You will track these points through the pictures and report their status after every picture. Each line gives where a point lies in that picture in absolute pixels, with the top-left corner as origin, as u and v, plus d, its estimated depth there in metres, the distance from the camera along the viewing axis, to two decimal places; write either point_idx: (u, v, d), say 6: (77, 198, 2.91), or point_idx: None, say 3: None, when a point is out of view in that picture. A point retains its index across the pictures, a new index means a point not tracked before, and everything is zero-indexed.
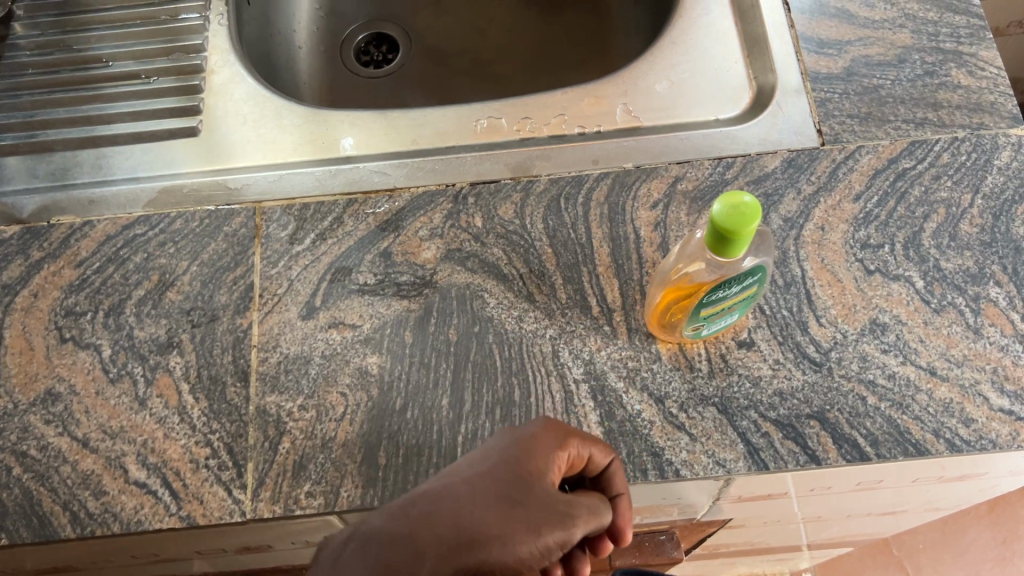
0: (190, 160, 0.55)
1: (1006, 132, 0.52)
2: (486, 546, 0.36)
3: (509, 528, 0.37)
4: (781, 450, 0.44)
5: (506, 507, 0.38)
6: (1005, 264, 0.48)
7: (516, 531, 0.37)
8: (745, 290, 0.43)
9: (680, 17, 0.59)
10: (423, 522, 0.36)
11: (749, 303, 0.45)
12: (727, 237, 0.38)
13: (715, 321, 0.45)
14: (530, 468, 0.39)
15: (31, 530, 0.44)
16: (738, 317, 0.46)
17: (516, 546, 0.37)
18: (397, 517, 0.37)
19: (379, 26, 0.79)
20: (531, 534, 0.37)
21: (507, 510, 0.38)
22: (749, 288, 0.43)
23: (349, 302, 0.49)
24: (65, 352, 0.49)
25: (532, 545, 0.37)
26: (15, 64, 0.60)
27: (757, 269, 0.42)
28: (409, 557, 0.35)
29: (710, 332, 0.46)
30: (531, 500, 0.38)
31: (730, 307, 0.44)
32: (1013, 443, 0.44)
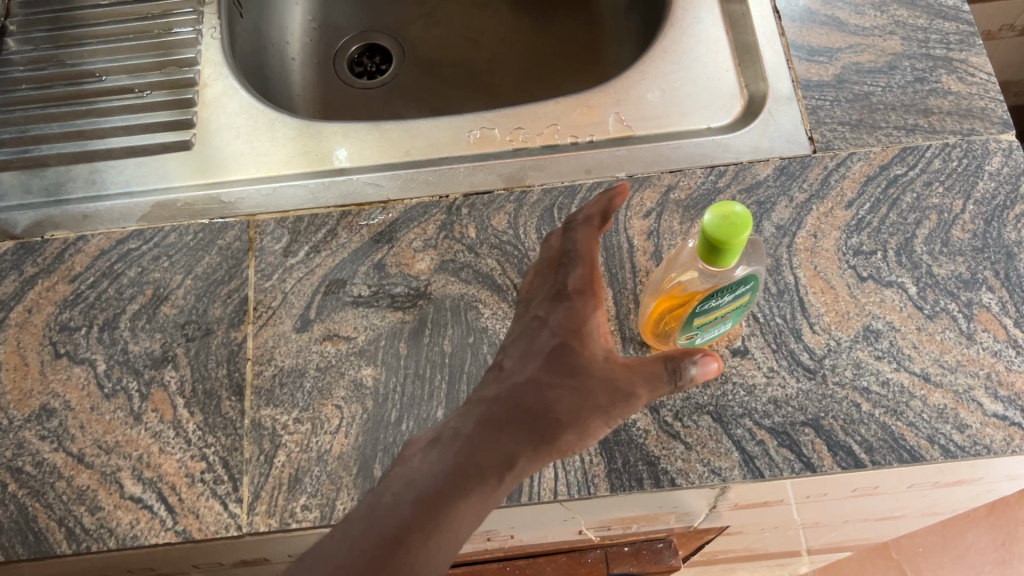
0: (183, 174, 0.55)
1: (997, 138, 0.52)
2: (565, 429, 0.38)
3: (582, 403, 0.39)
4: (776, 458, 0.44)
5: (575, 384, 0.39)
6: (997, 270, 0.48)
7: (588, 409, 0.39)
8: (738, 299, 0.43)
9: (672, 27, 0.59)
10: (501, 420, 0.38)
11: (743, 311, 0.45)
12: (718, 248, 0.38)
13: (709, 330, 0.45)
14: (580, 343, 0.41)
15: (27, 547, 0.44)
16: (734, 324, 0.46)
17: (591, 425, 0.39)
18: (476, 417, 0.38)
19: (372, 37, 0.79)
20: (606, 402, 0.39)
21: (579, 385, 0.39)
22: (743, 297, 0.43)
23: (343, 314, 0.49)
24: (60, 367, 0.49)
25: (607, 410, 0.39)
26: (8, 80, 0.60)
27: (749, 279, 0.43)
28: (497, 445, 0.37)
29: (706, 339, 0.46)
30: (589, 371, 0.40)
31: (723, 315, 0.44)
32: (1008, 449, 0.44)
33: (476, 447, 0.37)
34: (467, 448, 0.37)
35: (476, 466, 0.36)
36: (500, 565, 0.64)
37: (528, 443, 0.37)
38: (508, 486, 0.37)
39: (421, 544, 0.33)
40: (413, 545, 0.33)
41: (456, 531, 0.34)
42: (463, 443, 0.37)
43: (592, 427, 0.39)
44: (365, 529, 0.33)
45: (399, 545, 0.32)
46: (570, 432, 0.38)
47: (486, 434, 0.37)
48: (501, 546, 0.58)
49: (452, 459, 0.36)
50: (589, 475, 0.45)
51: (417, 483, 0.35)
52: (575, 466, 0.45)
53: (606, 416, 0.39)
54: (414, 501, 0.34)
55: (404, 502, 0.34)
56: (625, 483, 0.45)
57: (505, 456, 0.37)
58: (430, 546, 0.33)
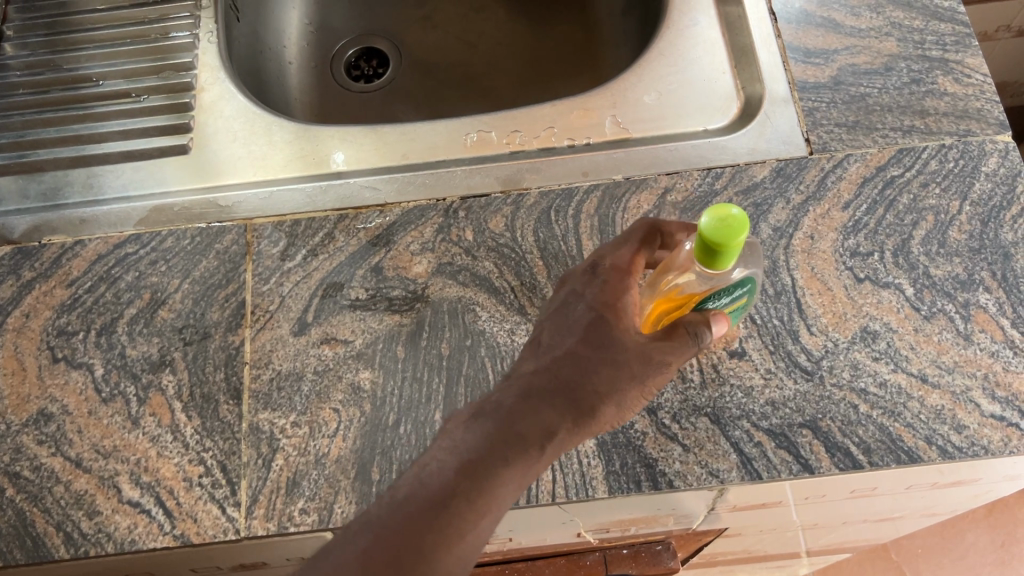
0: (180, 178, 0.56)
1: (993, 138, 0.52)
2: (602, 401, 0.40)
3: (618, 375, 0.40)
4: (774, 460, 0.44)
5: (611, 354, 0.41)
6: (994, 270, 0.48)
7: (624, 382, 0.40)
8: (735, 301, 0.44)
9: (668, 29, 0.60)
10: (541, 390, 0.40)
11: (739, 313, 0.46)
12: (717, 252, 0.38)
13: None
14: (616, 317, 0.42)
15: (25, 552, 0.44)
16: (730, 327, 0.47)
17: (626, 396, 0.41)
18: (518, 386, 0.40)
19: (369, 41, 0.79)
20: (639, 372, 0.41)
21: (615, 358, 0.41)
22: (740, 298, 0.44)
23: (341, 317, 0.49)
24: (57, 371, 0.49)
25: (638, 382, 0.41)
26: (6, 85, 0.60)
27: (745, 281, 0.43)
28: (537, 417, 0.39)
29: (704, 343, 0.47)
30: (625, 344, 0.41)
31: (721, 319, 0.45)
32: (1006, 449, 0.44)
33: (520, 419, 0.39)
34: (509, 418, 0.39)
35: (518, 437, 0.38)
36: (498, 568, 0.64)
37: (568, 413, 0.39)
38: (549, 455, 0.39)
39: (465, 514, 0.36)
40: (458, 513, 0.36)
41: (500, 497, 0.37)
42: (505, 413, 0.39)
43: (625, 396, 0.41)
44: (414, 497, 0.36)
45: (444, 516, 0.36)
46: (605, 402, 0.40)
47: (527, 407, 0.39)
48: (500, 548, 0.58)
49: (495, 428, 0.38)
50: (587, 477, 0.45)
51: (463, 452, 0.38)
52: (573, 468, 0.45)
53: (637, 386, 0.41)
54: (460, 470, 0.37)
55: (450, 471, 0.37)
56: (623, 485, 0.45)
57: (546, 426, 0.39)
58: (474, 515, 0.36)
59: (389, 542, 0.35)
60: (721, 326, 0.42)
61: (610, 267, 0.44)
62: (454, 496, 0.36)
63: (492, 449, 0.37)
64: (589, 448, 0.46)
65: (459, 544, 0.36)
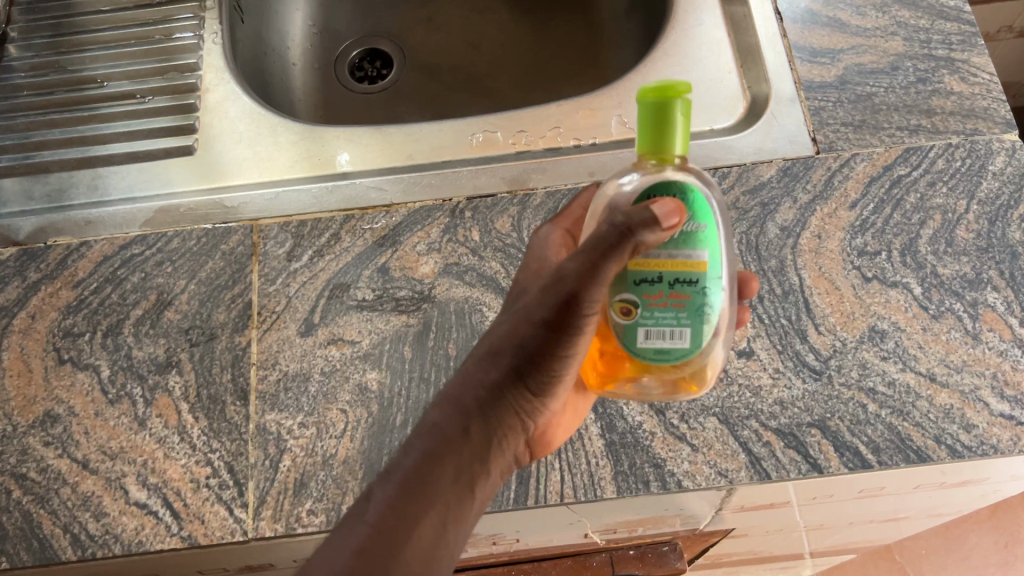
0: (186, 179, 0.55)
1: (1000, 137, 0.52)
2: (525, 361, 0.39)
3: (530, 327, 0.39)
4: (782, 459, 0.44)
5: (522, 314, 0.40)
6: (1002, 269, 0.48)
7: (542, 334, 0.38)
8: (688, 252, 0.38)
9: (673, 29, 0.60)
10: (466, 382, 0.40)
11: (700, 309, 0.39)
12: (659, 113, 0.38)
13: (657, 309, 0.39)
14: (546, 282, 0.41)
15: (31, 553, 0.44)
16: (693, 332, 0.39)
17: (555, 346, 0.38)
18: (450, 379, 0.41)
19: (373, 42, 0.79)
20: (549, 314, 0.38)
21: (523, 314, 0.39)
22: (695, 254, 0.39)
23: (347, 318, 0.49)
24: (63, 373, 0.49)
25: (556, 325, 0.38)
26: (10, 86, 0.60)
27: (700, 218, 0.39)
28: (458, 411, 0.39)
29: (655, 344, 0.39)
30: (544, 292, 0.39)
31: (669, 287, 0.39)
32: (1015, 448, 0.44)
33: (442, 416, 0.39)
34: (438, 410, 0.39)
35: (447, 425, 0.39)
36: (504, 570, 0.63)
37: (490, 386, 0.39)
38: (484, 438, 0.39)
39: (410, 509, 0.35)
40: (404, 508, 0.35)
41: (440, 491, 0.37)
42: (434, 415, 0.39)
43: (548, 345, 0.38)
44: (365, 508, 0.36)
45: (391, 513, 0.35)
46: (529, 362, 0.39)
47: (452, 403, 0.40)
48: (506, 549, 0.57)
49: (426, 425, 0.39)
50: (595, 478, 0.45)
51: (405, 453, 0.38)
52: (581, 469, 0.45)
53: (561, 326, 0.38)
54: (402, 471, 0.37)
55: (384, 484, 0.37)
56: (631, 485, 0.45)
57: (467, 408, 0.39)
58: (421, 506, 0.36)
59: (337, 553, 0.34)
60: (670, 209, 0.37)
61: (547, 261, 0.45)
62: (395, 494, 0.36)
63: (427, 444, 0.38)
64: (597, 449, 0.45)
65: (415, 535, 0.35)
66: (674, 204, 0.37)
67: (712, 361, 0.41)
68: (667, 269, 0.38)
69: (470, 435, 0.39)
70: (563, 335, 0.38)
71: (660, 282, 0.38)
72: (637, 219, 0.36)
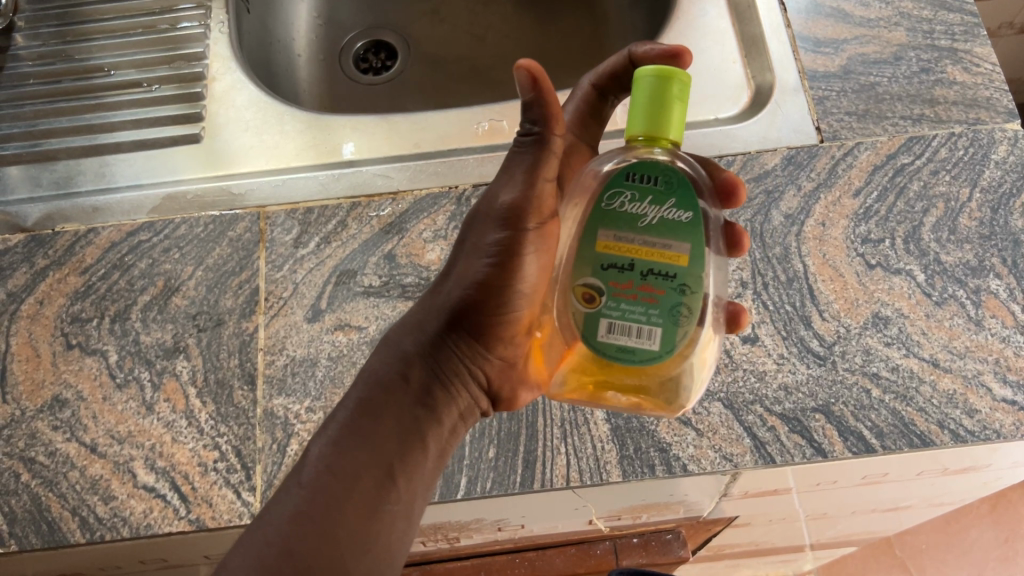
0: (194, 167, 0.56)
1: (1002, 127, 0.52)
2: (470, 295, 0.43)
3: (475, 260, 0.43)
4: (787, 444, 0.45)
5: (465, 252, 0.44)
6: (1004, 257, 0.48)
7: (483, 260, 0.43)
8: (666, 243, 0.39)
9: (678, 20, 0.61)
10: (413, 326, 0.44)
11: (672, 306, 0.39)
12: (660, 91, 0.38)
13: (624, 299, 0.39)
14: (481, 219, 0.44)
15: (40, 536, 0.45)
16: (662, 333, 0.39)
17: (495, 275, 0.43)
18: (394, 331, 0.45)
19: (377, 34, 0.79)
20: (492, 240, 0.43)
21: (467, 251, 0.44)
22: (675, 245, 0.39)
23: (354, 304, 0.49)
24: (71, 358, 0.49)
25: (497, 249, 0.42)
26: (16, 75, 0.60)
27: (686, 207, 0.39)
28: (398, 358, 0.43)
29: (618, 341, 0.39)
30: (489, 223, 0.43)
31: (641, 278, 0.39)
32: (1017, 433, 0.44)
33: (381, 364, 0.43)
34: (376, 365, 0.43)
35: (386, 374, 0.42)
36: (508, 557, 0.64)
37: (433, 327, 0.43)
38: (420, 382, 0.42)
39: (344, 467, 0.38)
40: (338, 467, 0.38)
41: (380, 437, 0.39)
42: (378, 363, 0.43)
43: (489, 274, 0.43)
44: (301, 472, 0.38)
45: (324, 475, 0.38)
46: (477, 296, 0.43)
47: (393, 350, 0.43)
48: (511, 536, 0.58)
49: (367, 378, 0.42)
50: (601, 462, 0.45)
51: (340, 414, 0.41)
52: (587, 454, 0.45)
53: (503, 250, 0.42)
54: (337, 431, 0.40)
55: (327, 439, 0.39)
56: (637, 469, 0.45)
57: (407, 354, 0.43)
58: (357, 463, 0.38)
59: (282, 514, 0.36)
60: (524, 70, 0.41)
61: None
62: (328, 457, 0.38)
63: (365, 397, 0.41)
64: (603, 433, 0.46)
65: (354, 491, 0.37)
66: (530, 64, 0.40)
67: (689, 371, 0.40)
68: (640, 258, 0.39)
69: (412, 384, 0.42)
70: (502, 260, 0.42)
71: (631, 272, 0.39)
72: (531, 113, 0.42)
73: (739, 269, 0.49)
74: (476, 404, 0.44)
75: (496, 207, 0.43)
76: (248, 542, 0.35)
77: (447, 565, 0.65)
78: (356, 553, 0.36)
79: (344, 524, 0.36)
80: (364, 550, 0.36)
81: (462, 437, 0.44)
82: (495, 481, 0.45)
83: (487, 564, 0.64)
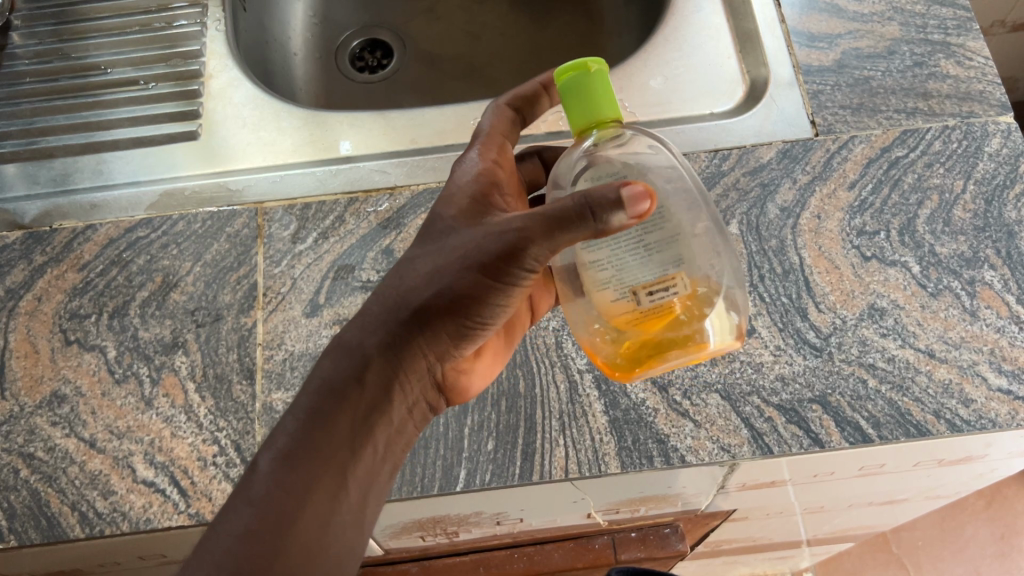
0: (192, 163, 0.56)
1: (995, 120, 0.53)
2: (450, 306, 0.38)
3: (460, 269, 0.38)
4: (784, 435, 0.45)
5: (448, 253, 0.39)
6: (998, 248, 0.49)
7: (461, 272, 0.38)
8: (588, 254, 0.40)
9: (673, 16, 0.61)
10: (376, 323, 0.39)
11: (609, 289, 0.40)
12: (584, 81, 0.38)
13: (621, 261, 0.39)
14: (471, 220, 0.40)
15: (40, 531, 0.45)
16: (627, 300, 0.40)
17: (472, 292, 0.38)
18: (346, 330, 0.40)
19: (373, 32, 0.80)
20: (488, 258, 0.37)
21: (448, 253, 0.39)
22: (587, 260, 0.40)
23: (352, 299, 0.49)
24: (70, 354, 0.49)
25: (491, 267, 0.37)
26: (13, 73, 0.60)
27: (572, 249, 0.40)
28: (357, 360, 0.38)
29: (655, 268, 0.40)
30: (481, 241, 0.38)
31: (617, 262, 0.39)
32: (1013, 422, 0.44)
33: (338, 367, 0.38)
34: (327, 367, 0.38)
35: (341, 379, 0.38)
36: (508, 552, 0.65)
37: (398, 326, 0.39)
38: (378, 389, 0.39)
39: (296, 482, 0.35)
40: (290, 480, 0.35)
41: (341, 450, 0.37)
42: (334, 361, 0.39)
43: (473, 289, 0.38)
44: (250, 485, 0.35)
45: (275, 490, 0.35)
46: (450, 306, 0.39)
47: (354, 351, 0.39)
48: (510, 530, 0.58)
49: (317, 381, 0.38)
50: (600, 454, 0.45)
51: (288, 419, 0.37)
52: (585, 445, 0.46)
53: (500, 273, 0.37)
54: (287, 441, 0.36)
55: (276, 444, 0.36)
56: (635, 461, 0.45)
57: (367, 355, 0.39)
58: (312, 474, 0.35)
59: (224, 533, 0.33)
60: (639, 193, 0.34)
61: (467, 185, 0.41)
62: (279, 469, 0.35)
63: (318, 403, 0.37)
64: (601, 425, 0.46)
65: (305, 506, 0.35)
66: (644, 187, 0.35)
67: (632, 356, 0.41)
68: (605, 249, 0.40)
69: (369, 389, 0.38)
70: (492, 280, 0.38)
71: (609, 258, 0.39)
72: (598, 195, 0.34)
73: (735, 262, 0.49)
74: (423, 403, 0.43)
75: (500, 232, 0.37)
76: (197, 564, 0.33)
77: (446, 561, 0.65)
78: (310, 571, 0.34)
79: (298, 546, 0.34)
80: (317, 568, 0.35)
81: (411, 438, 0.43)
82: (495, 473, 0.45)
83: (487, 559, 0.65)
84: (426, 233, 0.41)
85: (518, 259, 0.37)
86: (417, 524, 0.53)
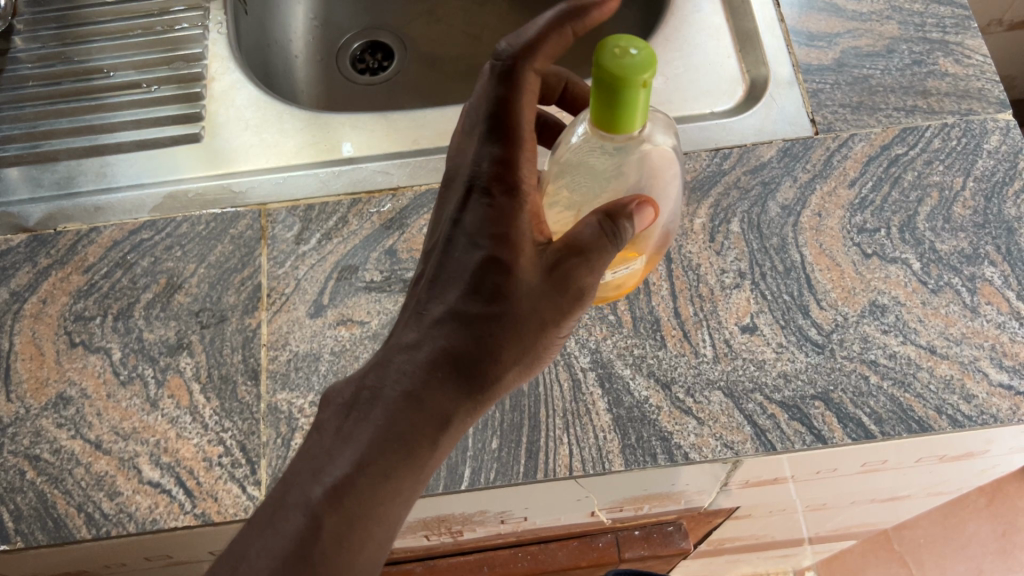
0: (195, 166, 0.56)
1: (994, 117, 0.53)
2: (513, 357, 0.38)
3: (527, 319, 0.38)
4: (787, 431, 0.45)
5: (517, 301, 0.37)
6: (998, 244, 0.49)
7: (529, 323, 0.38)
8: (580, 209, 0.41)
9: (673, 15, 0.61)
10: (440, 374, 0.37)
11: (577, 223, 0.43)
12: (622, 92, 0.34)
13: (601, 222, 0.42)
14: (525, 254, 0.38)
15: (46, 533, 0.45)
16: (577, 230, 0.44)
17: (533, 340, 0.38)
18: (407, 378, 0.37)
19: (373, 34, 0.80)
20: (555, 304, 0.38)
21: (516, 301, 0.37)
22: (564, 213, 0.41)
23: (356, 299, 0.50)
24: (75, 356, 0.49)
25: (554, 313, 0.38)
26: (15, 77, 0.61)
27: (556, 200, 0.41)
28: (424, 414, 0.36)
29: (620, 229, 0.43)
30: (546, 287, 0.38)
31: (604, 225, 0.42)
32: (1015, 417, 0.45)
33: (402, 422, 0.36)
34: (386, 417, 0.36)
35: (407, 433, 0.35)
36: (511, 551, 0.64)
37: (462, 380, 0.37)
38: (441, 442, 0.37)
39: (356, 540, 0.34)
40: (349, 536, 0.34)
41: (400, 502, 0.36)
42: (395, 412, 0.36)
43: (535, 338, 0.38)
44: (294, 529, 0.34)
45: (328, 546, 0.34)
46: (512, 357, 0.38)
47: (419, 405, 0.36)
48: (514, 529, 0.58)
49: (380, 432, 0.35)
50: (603, 452, 0.46)
51: (344, 466, 0.35)
52: (589, 443, 0.46)
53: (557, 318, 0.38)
54: (344, 496, 0.34)
55: (331, 497, 0.34)
56: (639, 458, 0.45)
57: (431, 410, 0.36)
58: (371, 530, 0.35)
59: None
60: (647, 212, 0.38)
61: (512, 218, 0.38)
62: (338, 526, 0.34)
63: (383, 457, 0.35)
64: (605, 423, 0.46)
65: (356, 561, 0.35)
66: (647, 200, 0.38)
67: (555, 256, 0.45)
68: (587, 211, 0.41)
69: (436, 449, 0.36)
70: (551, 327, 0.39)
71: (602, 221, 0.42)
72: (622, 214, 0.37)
73: (736, 261, 0.49)
74: None
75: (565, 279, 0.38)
76: None
77: (449, 561, 0.65)
78: None
79: None
80: None
81: None
82: (499, 471, 0.45)
83: (491, 558, 0.64)
84: (472, 271, 0.38)
85: (572, 300, 0.38)
86: (421, 524, 0.53)
